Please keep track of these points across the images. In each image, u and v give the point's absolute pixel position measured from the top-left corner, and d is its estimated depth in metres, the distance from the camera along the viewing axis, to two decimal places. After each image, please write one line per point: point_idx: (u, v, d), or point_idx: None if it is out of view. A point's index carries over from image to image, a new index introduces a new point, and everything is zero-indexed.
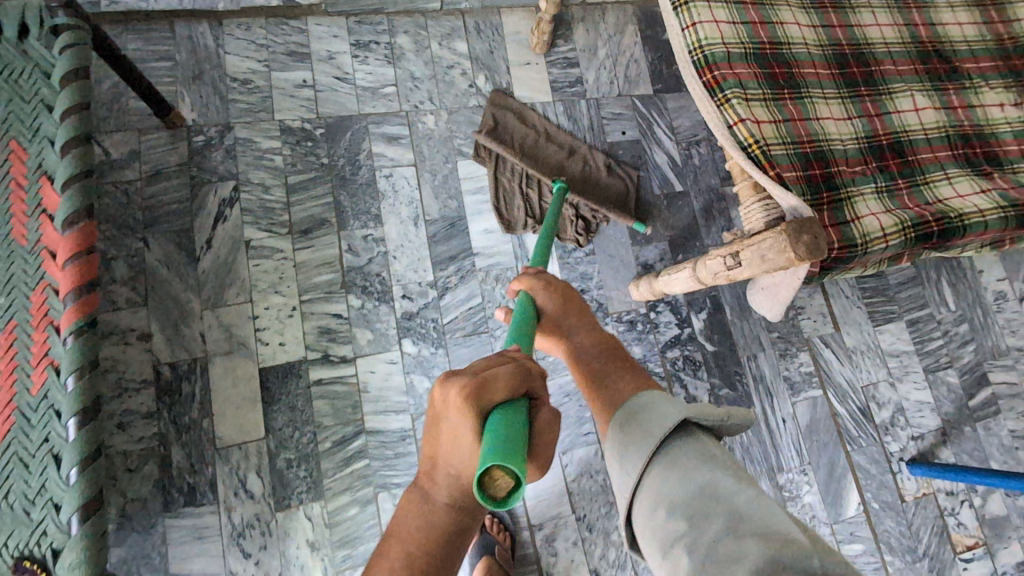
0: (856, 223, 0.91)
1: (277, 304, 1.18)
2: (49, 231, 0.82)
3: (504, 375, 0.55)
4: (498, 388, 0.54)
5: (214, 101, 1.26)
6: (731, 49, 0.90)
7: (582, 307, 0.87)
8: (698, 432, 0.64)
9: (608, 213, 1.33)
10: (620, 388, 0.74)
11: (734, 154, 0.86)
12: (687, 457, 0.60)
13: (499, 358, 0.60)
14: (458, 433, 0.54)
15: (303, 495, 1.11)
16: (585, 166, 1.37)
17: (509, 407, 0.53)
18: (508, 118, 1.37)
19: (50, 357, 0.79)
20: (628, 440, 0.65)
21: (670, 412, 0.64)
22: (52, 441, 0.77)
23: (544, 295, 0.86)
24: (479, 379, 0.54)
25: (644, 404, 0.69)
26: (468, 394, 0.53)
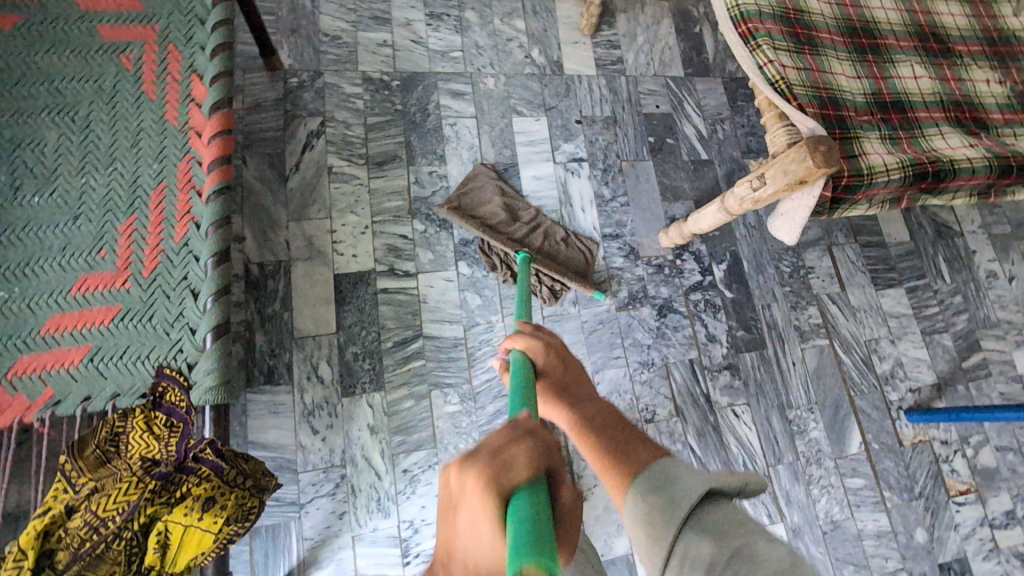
0: (864, 157, 1.08)
1: (352, 222, 1.35)
2: (197, 115, 1.00)
3: (524, 452, 0.43)
4: (521, 470, 0.41)
5: (308, 51, 1.46)
6: (762, 9, 1.09)
7: (579, 373, 0.74)
8: (727, 502, 0.53)
9: (567, 282, 1.35)
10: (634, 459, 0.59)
11: (763, 89, 1.04)
12: (727, 530, 0.49)
13: (513, 428, 0.47)
14: (476, 541, 0.40)
15: (366, 385, 1.23)
16: (546, 238, 1.41)
17: (534, 491, 0.41)
18: (470, 195, 1.41)
19: (192, 214, 0.95)
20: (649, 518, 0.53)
21: (692, 479, 0.54)
22: (190, 279, 0.92)
23: (543, 356, 0.72)
24: (495, 462, 0.42)
25: (662, 479, 0.55)
26: (485, 479, 0.41)
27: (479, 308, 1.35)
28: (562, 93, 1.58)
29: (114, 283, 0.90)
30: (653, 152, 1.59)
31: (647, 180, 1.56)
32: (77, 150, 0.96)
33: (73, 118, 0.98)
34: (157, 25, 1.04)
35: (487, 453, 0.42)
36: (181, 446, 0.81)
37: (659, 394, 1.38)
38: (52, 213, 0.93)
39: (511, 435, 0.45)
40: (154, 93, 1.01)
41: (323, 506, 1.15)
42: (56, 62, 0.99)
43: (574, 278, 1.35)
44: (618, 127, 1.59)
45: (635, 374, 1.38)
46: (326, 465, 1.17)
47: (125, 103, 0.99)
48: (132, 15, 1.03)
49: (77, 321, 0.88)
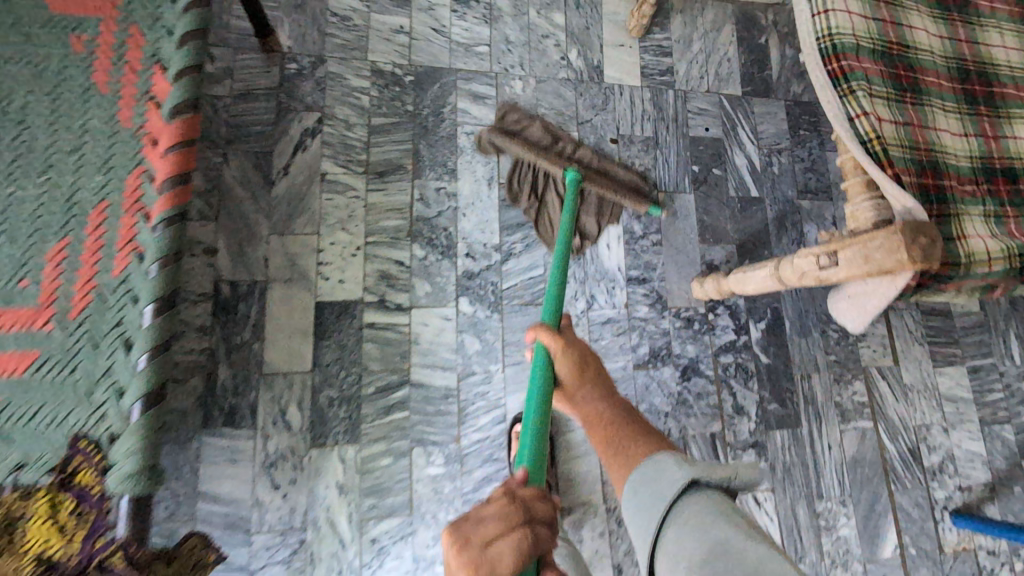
0: (962, 242, 0.87)
1: (342, 241, 1.17)
2: (154, 117, 0.81)
3: (511, 555, 0.52)
4: (504, 568, 0.52)
5: (312, 33, 1.26)
6: (861, 43, 0.86)
7: (601, 370, 0.81)
8: (706, 490, 0.61)
9: (621, 198, 1.25)
10: (631, 446, 0.70)
11: (851, 148, 0.82)
12: (704, 520, 0.57)
13: (509, 511, 0.56)
14: None
15: (340, 436, 1.09)
16: (596, 159, 1.30)
17: None
18: (510, 121, 1.29)
19: (135, 243, 0.78)
20: (643, 501, 0.63)
21: (677, 471, 0.62)
22: (125, 326, 0.75)
23: (566, 362, 0.79)
24: (483, 558, 0.52)
25: (655, 467, 0.65)
26: None
27: (477, 354, 1.18)
28: (599, 105, 1.37)
29: (33, 323, 0.74)
30: (696, 184, 1.37)
31: (686, 217, 1.35)
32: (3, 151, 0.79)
33: (3, 110, 0.80)
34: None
35: (478, 550, 0.52)
36: (85, 548, 0.68)
37: None
38: None
39: (507, 522, 0.55)
40: (105, 85, 0.82)
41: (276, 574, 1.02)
42: None
43: (629, 194, 1.25)
44: (659, 150, 1.37)
45: None
46: (285, 527, 1.03)
47: (69, 95, 0.81)
48: None
49: None
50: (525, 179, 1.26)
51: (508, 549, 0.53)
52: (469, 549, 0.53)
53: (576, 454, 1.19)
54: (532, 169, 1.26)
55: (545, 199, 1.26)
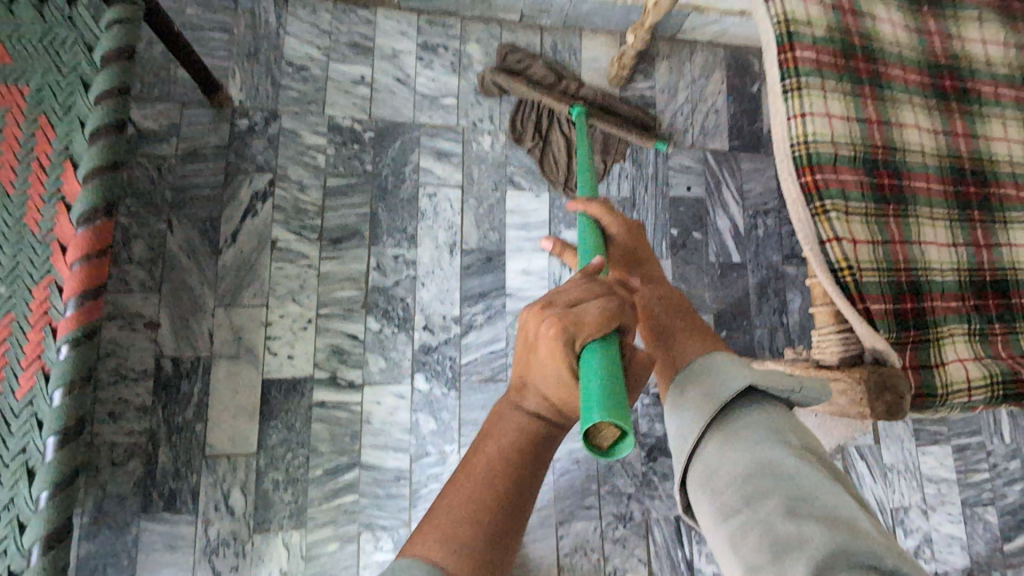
0: (940, 370, 0.80)
1: (293, 313, 1.12)
2: (64, 223, 0.76)
3: (595, 310, 0.56)
4: (589, 321, 0.55)
5: (266, 86, 1.19)
6: (839, 151, 0.79)
7: (646, 248, 0.88)
8: (766, 404, 0.59)
9: (625, 135, 1.25)
10: (681, 340, 0.71)
11: (819, 274, 0.76)
12: (755, 435, 0.55)
13: (595, 290, 0.61)
14: (550, 369, 0.55)
15: (284, 521, 1.05)
16: (600, 96, 1.28)
17: (604, 344, 0.55)
18: (515, 57, 1.27)
19: (42, 361, 0.73)
20: (693, 402, 0.62)
21: (736, 378, 0.60)
22: (28, 455, 0.71)
23: (616, 226, 0.87)
24: (569, 316, 0.55)
25: (710, 364, 0.65)
26: (561, 330, 0.54)
27: (432, 434, 1.13)
28: None
29: None
30: (674, 248, 1.30)
31: None
32: None
33: None
34: (27, 86, 0.79)
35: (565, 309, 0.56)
36: None
37: (633, 556, 1.16)
38: None
39: (588, 292, 0.60)
40: (11, 186, 0.77)
41: None
42: None
43: (633, 133, 1.25)
44: (635, 212, 1.30)
45: (608, 530, 1.16)
46: None
47: None
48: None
49: None
50: (528, 120, 1.26)
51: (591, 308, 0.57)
52: (556, 308, 0.58)
53: (534, 539, 1.13)
54: (536, 110, 1.26)
55: (549, 138, 1.27)
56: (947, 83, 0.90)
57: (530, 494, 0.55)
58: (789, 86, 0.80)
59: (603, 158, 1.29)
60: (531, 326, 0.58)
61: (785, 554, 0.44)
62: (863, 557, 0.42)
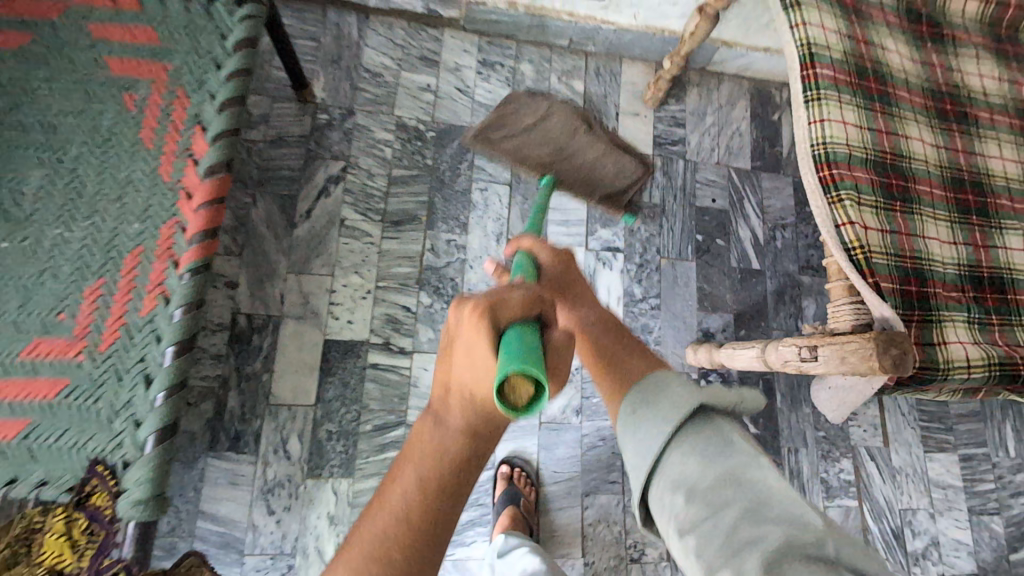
0: (942, 347, 0.90)
1: (354, 284, 1.24)
2: (191, 174, 0.90)
3: (517, 297, 0.54)
4: (511, 306, 0.53)
5: (345, 87, 1.36)
6: (853, 152, 0.92)
7: (580, 276, 0.89)
8: (717, 416, 0.61)
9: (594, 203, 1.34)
10: (627, 362, 0.73)
11: (835, 253, 0.87)
12: (711, 445, 0.57)
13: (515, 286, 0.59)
14: (472, 355, 0.52)
15: (335, 469, 1.14)
16: None
17: (522, 326, 0.53)
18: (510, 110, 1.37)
19: (163, 287, 0.86)
20: (642, 423, 0.63)
21: (684, 395, 0.62)
22: (147, 363, 0.83)
23: (546, 254, 0.87)
24: (491, 298, 0.54)
25: (656, 384, 0.66)
26: (481, 312, 0.52)
27: None
28: None
29: (66, 353, 0.83)
30: (699, 252, 1.42)
31: (686, 282, 1.40)
32: (58, 195, 0.88)
33: (60, 158, 0.90)
34: (169, 63, 0.94)
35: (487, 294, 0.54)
36: (93, 565, 0.75)
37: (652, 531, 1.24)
38: (16, 265, 0.85)
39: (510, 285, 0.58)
40: (150, 142, 0.91)
41: None
42: (51, 91, 0.91)
43: (608, 202, 1.28)
44: (665, 218, 1.43)
45: (630, 504, 1.24)
46: (275, 551, 1.10)
47: (118, 148, 0.91)
48: (146, 48, 0.94)
49: (21, 390, 0.81)
50: None
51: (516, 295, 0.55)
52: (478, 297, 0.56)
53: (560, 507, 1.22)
54: None
55: None
56: (949, 107, 1.04)
57: (445, 533, 0.52)
58: (811, 96, 0.94)
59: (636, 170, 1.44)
60: (454, 319, 0.58)
61: (744, 556, 0.48)
62: (807, 544, 0.48)
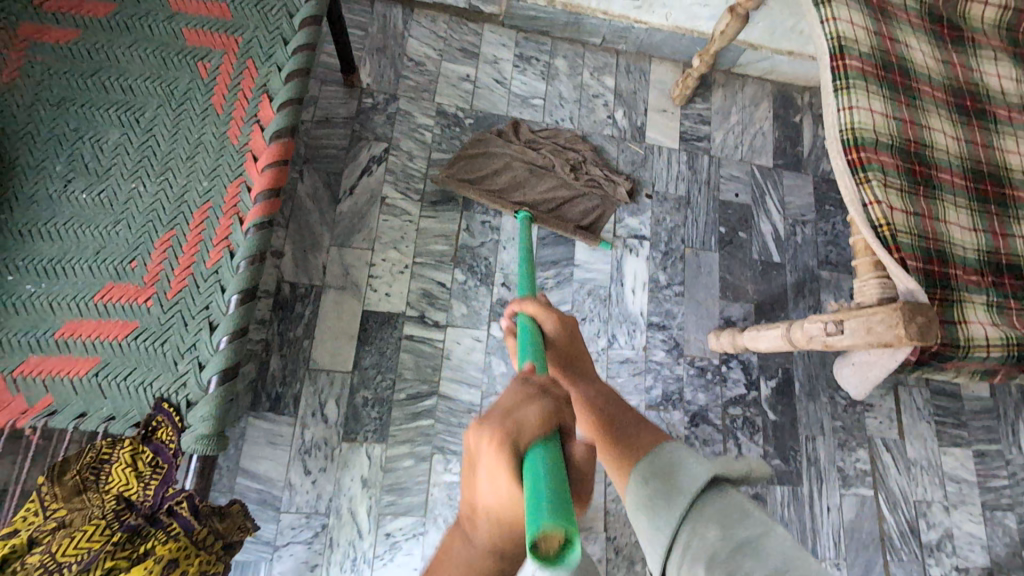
0: (963, 326, 0.94)
1: (393, 258, 1.30)
2: (258, 139, 0.97)
3: (534, 410, 0.48)
4: (529, 421, 0.48)
5: (389, 74, 1.42)
6: (880, 138, 0.97)
7: (583, 344, 0.85)
8: (729, 489, 0.60)
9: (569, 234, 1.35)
10: (635, 438, 0.70)
11: (863, 230, 0.92)
12: (726, 519, 0.56)
13: (526, 387, 0.54)
14: (493, 485, 0.46)
15: (369, 434, 1.18)
16: (555, 197, 1.36)
17: (547, 445, 0.47)
18: (476, 152, 1.37)
19: (229, 241, 0.91)
20: (652, 494, 0.62)
21: (696, 469, 0.61)
22: (211, 311, 0.88)
23: (552, 322, 0.82)
24: (508, 417, 0.48)
25: (670, 457, 0.64)
26: (499, 437, 0.47)
27: (502, 376, 1.27)
28: (638, 162, 1.49)
29: (135, 298, 0.88)
30: (721, 244, 1.47)
31: (709, 271, 1.45)
32: (133, 152, 0.95)
33: (137, 119, 0.96)
34: (241, 37, 1.01)
35: (503, 413, 0.48)
36: (158, 493, 0.79)
37: None
38: (93, 215, 0.91)
39: (525, 392, 0.52)
40: (220, 107, 0.98)
41: (297, 553, 1.10)
42: (132, 58, 0.98)
43: (580, 231, 1.34)
44: (690, 209, 1.48)
45: None
46: (310, 511, 1.13)
47: (190, 112, 0.97)
48: (220, 23, 1.01)
49: (92, 330, 0.86)
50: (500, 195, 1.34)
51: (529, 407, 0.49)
52: (491, 415, 0.49)
53: None
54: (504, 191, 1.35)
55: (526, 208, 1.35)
56: (968, 103, 1.10)
57: None
58: (839, 86, 0.99)
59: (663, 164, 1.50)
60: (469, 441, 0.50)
61: None
62: None
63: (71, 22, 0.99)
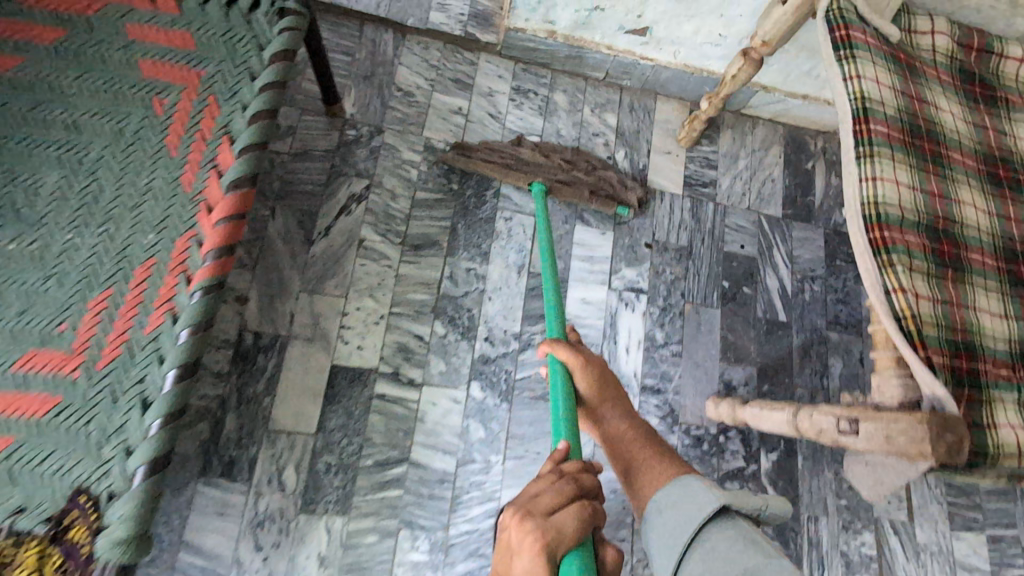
0: (993, 431, 0.83)
1: (368, 308, 1.19)
2: (214, 187, 0.86)
3: (573, 519, 0.69)
4: (568, 531, 0.68)
5: (375, 104, 1.33)
6: (906, 215, 0.87)
7: (612, 379, 0.92)
8: (737, 519, 0.74)
9: (588, 204, 1.32)
10: (654, 476, 0.84)
11: (884, 321, 0.82)
12: (733, 548, 0.70)
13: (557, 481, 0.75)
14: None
15: (330, 506, 1.08)
16: (568, 168, 1.33)
17: (577, 551, 0.68)
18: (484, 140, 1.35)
19: (172, 304, 0.81)
20: (669, 522, 0.77)
21: (708, 499, 0.75)
22: (145, 386, 0.77)
23: (583, 372, 0.88)
24: (551, 528, 0.68)
25: (684, 491, 0.78)
26: (544, 543, 0.66)
27: (480, 443, 1.17)
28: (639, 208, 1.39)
29: (61, 367, 0.77)
30: (724, 299, 1.37)
31: (710, 330, 1.34)
32: (72, 198, 0.84)
33: (79, 160, 0.86)
34: (203, 70, 0.91)
35: (545, 521, 0.68)
36: None
37: None
38: (20, 269, 0.81)
39: (562, 494, 0.72)
40: (174, 149, 0.87)
41: None
42: (78, 90, 0.88)
43: (598, 198, 1.32)
44: (692, 260, 1.38)
45: (637, 566, 1.17)
46: None
47: (140, 153, 0.87)
48: (180, 54, 0.91)
49: (7, 405, 0.75)
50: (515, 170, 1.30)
51: (566, 516, 0.70)
52: (535, 518, 0.69)
53: None
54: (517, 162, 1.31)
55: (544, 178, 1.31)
56: (1001, 172, 1.00)
57: None
58: (863, 152, 0.89)
59: (665, 212, 1.40)
60: (512, 536, 0.69)
61: None
62: None
63: (12, 46, 0.88)
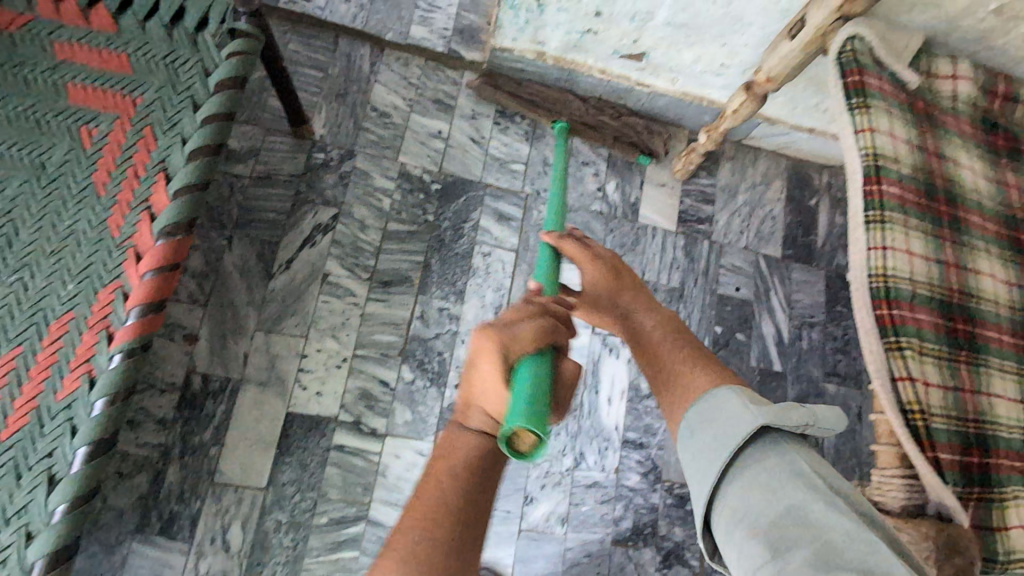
0: (1004, 534, 0.74)
1: (329, 350, 1.10)
2: (144, 231, 0.76)
3: (529, 329, 0.58)
4: (527, 339, 0.58)
5: (347, 125, 1.23)
6: (917, 289, 0.78)
7: (628, 276, 0.83)
8: (783, 439, 0.59)
9: (609, 147, 1.32)
10: (690, 376, 0.68)
11: (889, 412, 0.74)
12: (774, 479, 0.56)
13: (525, 309, 0.64)
14: (488, 385, 0.57)
15: (278, 567, 1.00)
16: (593, 109, 1.31)
17: (534, 360, 0.57)
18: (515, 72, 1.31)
19: (90, 365, 0.72)
20: (702, 447, 0.62)
21: (747, 415, 0.60)
22: (53, 462, 0.69)
23: (591, 264, 0.82)
24: (505, 333, 0.57)
25: (718, 403, 0.63)
26: (498, 342, 0.57)
27: None
28: (628, 245, 1.30)
29: None
30: (716, 346, 1.28)
31: None
32: None
33: None
34: (140, 97, 0.81)
35: (501, 325, 0.58)
36: None
37: None
38: None
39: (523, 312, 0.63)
40: (103, 188, 0.78)
41: None
42: None
43: (620, 142, 1.31)
44: (682, 303, 1.29)
45: None
46: None
47: (64, 191, 0.78)
48: (114, 78, 0.81)
49: None
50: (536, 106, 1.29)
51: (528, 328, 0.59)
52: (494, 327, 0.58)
53: None
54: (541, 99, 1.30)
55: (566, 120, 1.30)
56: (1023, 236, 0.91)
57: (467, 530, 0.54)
58: (872, 216, 0.80)
59: (655, 249, 1.31)
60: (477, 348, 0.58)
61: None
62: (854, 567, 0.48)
63: None
